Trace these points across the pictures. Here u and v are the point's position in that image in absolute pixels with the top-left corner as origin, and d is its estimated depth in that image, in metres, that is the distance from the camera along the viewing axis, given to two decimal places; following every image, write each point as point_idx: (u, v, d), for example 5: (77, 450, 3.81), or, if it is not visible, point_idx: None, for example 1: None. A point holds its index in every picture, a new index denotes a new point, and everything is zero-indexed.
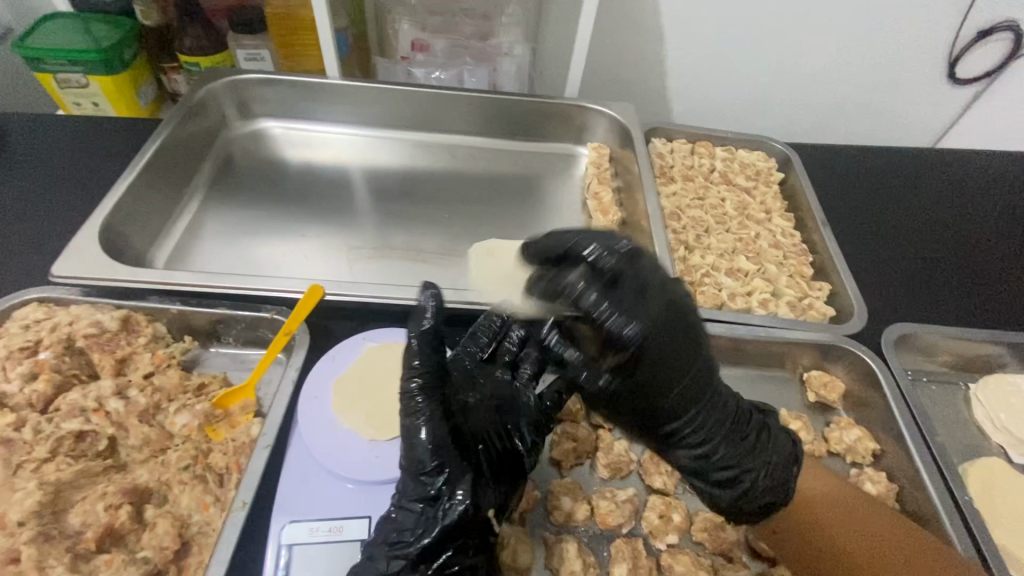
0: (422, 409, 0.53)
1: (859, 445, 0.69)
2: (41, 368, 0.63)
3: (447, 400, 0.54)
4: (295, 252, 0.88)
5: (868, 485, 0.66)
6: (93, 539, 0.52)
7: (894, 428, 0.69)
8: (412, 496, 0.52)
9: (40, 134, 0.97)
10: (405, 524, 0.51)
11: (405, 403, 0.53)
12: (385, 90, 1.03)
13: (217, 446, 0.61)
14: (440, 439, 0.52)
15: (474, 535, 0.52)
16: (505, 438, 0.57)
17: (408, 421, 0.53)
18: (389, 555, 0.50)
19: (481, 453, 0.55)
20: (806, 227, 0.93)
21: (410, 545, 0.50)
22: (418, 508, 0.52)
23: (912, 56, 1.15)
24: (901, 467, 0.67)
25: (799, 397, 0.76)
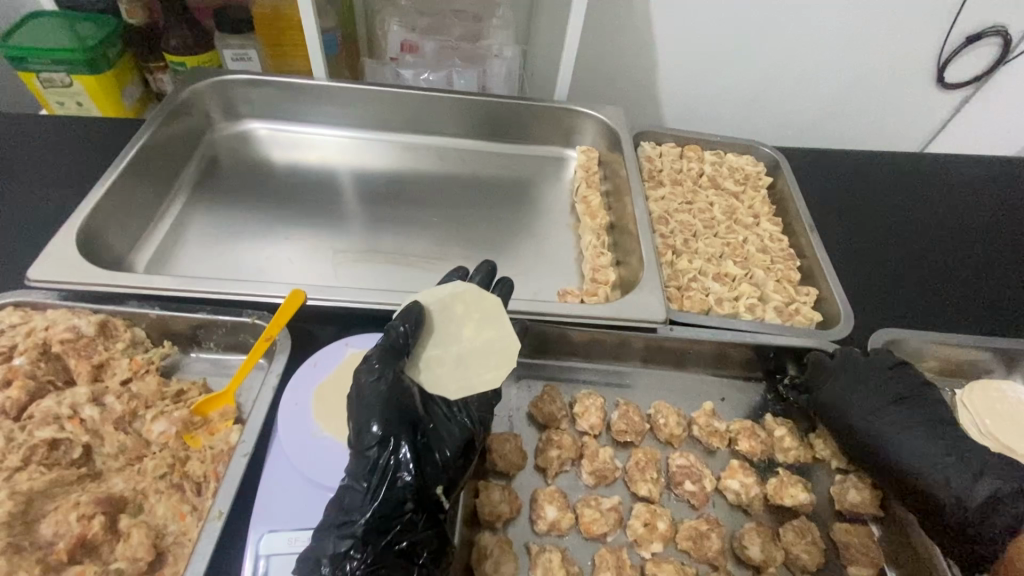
0: (375, 391, 0.53)
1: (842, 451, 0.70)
2: (15, 375, 0.62)
3: (400, 382, 0.55)
4: (280, 254, 0.87)
5: (852, 491, 0.66)
6: (64, 551, 0.51)
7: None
8: (361, 473, 0.51)
9: (21, 133, 0.96)
10: (353, 502, 0.50)
11: (361, 385, 0.54)
12: (374, 91, 1.02)
13: (195, 453, 0.60)
14: (390, 416, 0.53)
15: (422, 511, 0.52)
16: (449, 420, 0.56)
17: (365, 402, 0.53)
18: (337, 533, 0.49)
19: (431, 432, 0.55)
20: (794, 231, 0.93)
21: (358, 521, 0.49)
22: (366, 486, 0.51)
23: (899, 60, 1.15)
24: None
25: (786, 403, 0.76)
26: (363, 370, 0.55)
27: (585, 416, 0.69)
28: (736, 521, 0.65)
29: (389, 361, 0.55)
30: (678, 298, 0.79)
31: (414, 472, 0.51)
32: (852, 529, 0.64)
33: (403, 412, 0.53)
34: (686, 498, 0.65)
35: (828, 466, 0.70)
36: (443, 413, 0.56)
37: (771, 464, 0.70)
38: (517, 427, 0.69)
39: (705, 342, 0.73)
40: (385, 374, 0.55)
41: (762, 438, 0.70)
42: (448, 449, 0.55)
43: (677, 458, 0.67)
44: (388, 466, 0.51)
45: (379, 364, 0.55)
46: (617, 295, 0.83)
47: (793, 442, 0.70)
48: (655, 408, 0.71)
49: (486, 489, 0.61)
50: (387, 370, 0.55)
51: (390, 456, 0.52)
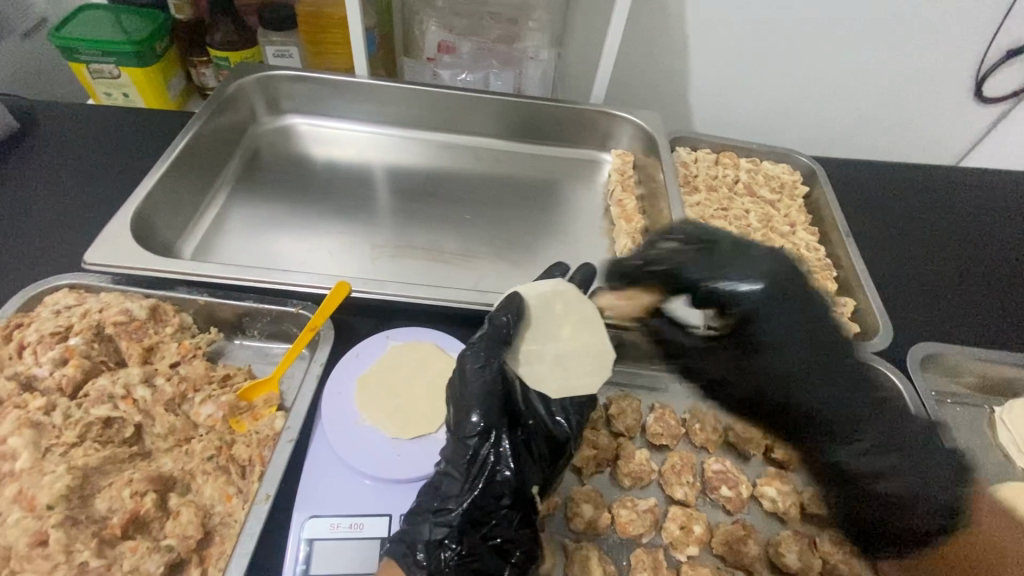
0: (478, 382, 0.58)
1: None
2: (70, 354, 0.63)
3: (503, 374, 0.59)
4: (319, 247, 0.89)
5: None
6: (119, 526, 0.52)
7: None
8: (460, 463, 0.55)
9: (74, 122, 0.99)
10: (450, 490, 0.54)
11: (464, 376, 0.58)
12: (413, 91, 1.04)
13: (241, 437, 0.62)
14: (490, 412, 0.56)
15: (517, 507, 0.55)
16: (547, 418, 0.60)
17: (466, 392, 0.57)
18: (433, 518, 0.53)
19: (528, 431, 0.58)
20: (831, 241, 0.93)
21: (454, 511, 0.53)
22: (465, 476, 0.55)
23: (941, 72, 1.14)
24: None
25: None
26: (468, 358, 0.59)
27: (621, 417, 0.69)
28: (771, 529, 0.65)
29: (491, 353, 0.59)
30: None
31: (513, 470, 0.55)
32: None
33: (503, 408, 0.57)
34: (721, 504, 0.65)
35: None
36: (541, 414, 0.60)
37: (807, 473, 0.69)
38: None
39: None
40: (492, 364, 0.58)
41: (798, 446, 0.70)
42: (542, 451, 0.58)
43: (713, 463, 0.67)
44: (488, 459, 0.55)
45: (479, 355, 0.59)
46: None
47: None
48: (691, 413, 0.71)
49: None
50: (488, 361, 0.59)
51: (488, 450, 0.56)
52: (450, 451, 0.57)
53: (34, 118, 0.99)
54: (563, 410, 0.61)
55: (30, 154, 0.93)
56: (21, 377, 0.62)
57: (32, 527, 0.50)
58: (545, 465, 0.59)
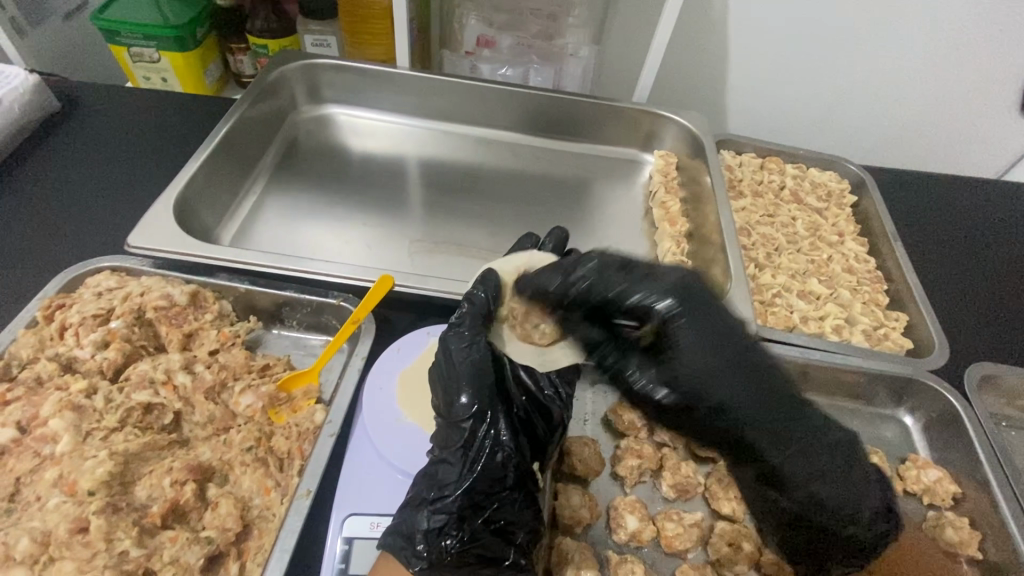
0: (466, 360, 0.56)
1: (940, 487, 0.65)
2: (112, 337, 0.62)
3: (643, 305, 0.52)
4: (356, 239, 0.88)
5: (948, 530, 0.62)
6: (158, 515, 0.51)
7: (980, 472, 0.65)
8: (456, 446, 0.54)
9: (116, 104, 0.99)
10: (449, 475, 0.52)
11: (449, 357, 0.57)
12: (454, 84, 1.02)
13: (280, 429, 0.60)
14: (481, 392, 0.55)
15: (518, 487, 0.54)
16: (535, 391, 0.60)
17: (455, 369, 0.56)
18: (432, 507, 0.50)
19: (522, 406, 0.58)
20: (880, 253, 0.89)
21: (453, 497, 0.51)
22: (461, 459, 0.53)
23: (998, 82, 1.09)
24: (984, 514, 0.63)
25: (869, 431, 0.73)
26: (450, 334, 0.58)
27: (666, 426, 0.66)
28: None
29: (628, 277, 0.53)
30: (762, 313, 0.77)
31: (510, 445, 0.54)
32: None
33: (495, 382, 0.57)
34: None
35: (919, 500, 0.67)
36: (531, 385, 0.60)
37: None
38: (594, 431, 0.67)
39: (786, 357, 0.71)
40: (653, 302, 0.51)
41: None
42: (538, 427, 0.58)
43: None
44: (484, 441, 0.54)
45: (618, 274, 0.53)
46: None
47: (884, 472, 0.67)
48: None
49: (565, 492, 0.59)
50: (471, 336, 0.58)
51: (483, 431, 0.54)
52: (442, 433, 0.55)
53: (77, 99, 0.99)
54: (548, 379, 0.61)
55: (72, 135, 0.93)
56: (63, 358, 0.61)
57: (71, 513, 0.49)
58: (539, 441, 0.58)
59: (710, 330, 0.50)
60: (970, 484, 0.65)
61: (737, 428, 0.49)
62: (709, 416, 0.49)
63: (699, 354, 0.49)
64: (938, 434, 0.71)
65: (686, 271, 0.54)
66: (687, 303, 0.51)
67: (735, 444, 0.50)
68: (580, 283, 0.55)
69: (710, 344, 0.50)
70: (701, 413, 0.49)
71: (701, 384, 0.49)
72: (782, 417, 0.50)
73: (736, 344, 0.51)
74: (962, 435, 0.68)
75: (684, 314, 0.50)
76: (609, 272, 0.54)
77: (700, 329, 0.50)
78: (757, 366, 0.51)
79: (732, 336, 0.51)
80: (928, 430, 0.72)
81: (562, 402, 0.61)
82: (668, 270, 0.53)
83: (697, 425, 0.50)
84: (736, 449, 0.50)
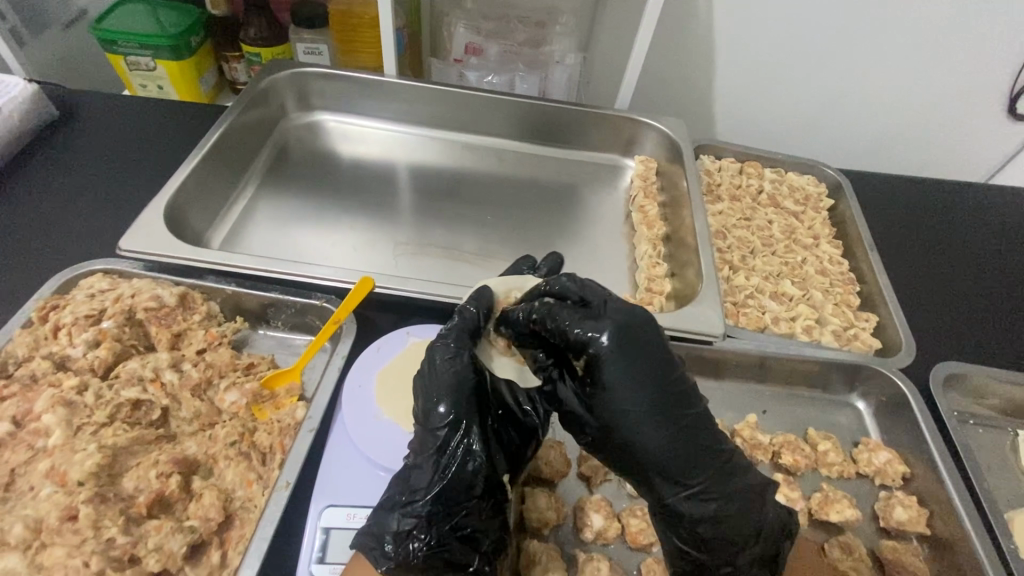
0: (449, 368, 0.53)
1: (892, 471, 0.67)
2: (103, 337, 0.65)
3: (582, 339, 0.50)
4: (342, 242, 0.90)
5: (898, 508, 0.64)
6: (144, 504, 0.54)
7: (926, 450, 0.67)
8: (429, 453, 0.52)
9: (113, 112, 1.02)
10: (419, 481, 0.51)
11: (433, 362, 0.54)
12: (440, 91, 1.05)
13: (263, 425, 0.63)
14: (460, 396, 0.53)
15: (488, 497, 0.52)
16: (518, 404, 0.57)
17: (433, 376, 0.54)
18: (399, 511, 0.50)
19: (500, 417, 0.56)
20: (855, 256, 0.92)
21: (420, 503, 0.50)
22: (432, 468, 0.51)
23: (978, 87, 1.11)
24: (931, 491, 0.65)
25: (827, 418, 0.75)
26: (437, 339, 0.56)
27: None
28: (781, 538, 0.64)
29: (579, 313, 0.51)
30: (734, 314, 0.79)
31: (483, 459, 0.51)
32: (900, 549, 0.62)
33: (473, 392, 0.53)
34: None
35: (871, 481, 0.69)
36: (515, 399, 0.57)
37: (815, 479, 0.69)
38: (560, 434, 0.69)
39: (751, 355, 0.74)
40: (596, 335, 0.49)
41: (806, 451, 0.69)
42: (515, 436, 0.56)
43: None
44: (458, 449, 0.51)
45: (579, 311, 0.51)
46: (671, 306, 0.83)
47: (837, 456, 0.69)
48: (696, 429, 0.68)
49: (532, 495, 0.60)
50: (462, 341, 0.55)
51: (459, 441, 0.52)
52: (418, 441, 0.54)
53: (75, 107, 1.02)
54: (533, 399, 0.58)
55: (69, 142, 0.96)
56: (56, 357, 0.63)
57: (62, 502, 0.52)
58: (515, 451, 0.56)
59: (640, 366, 0.49)
60: (918, 462, 0.68)
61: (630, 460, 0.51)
62: (618, 443, 0.51)
63: (620, 388, 0.49)
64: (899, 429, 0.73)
65: (648, 313, 0.52)
66: (620, 344, 0.49)
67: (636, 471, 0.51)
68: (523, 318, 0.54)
69: (634, 380, 0.49)
70: (600, 433, 0.51)
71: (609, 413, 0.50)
72: (688, 460, 0.50)
73: (663, 377, 0.50)
74: (910, 417, 0.70)
75: (611, 345, 0.49)
76: (565, 306, 0.52)
77: (627, 370, 0.49)
78: (682, 415, 0.50)
79: (665, 374, 0.50)
80: (880, 415, 0.74)
81: (543, 419, 0.58)
82: (619, 304, 0.51)
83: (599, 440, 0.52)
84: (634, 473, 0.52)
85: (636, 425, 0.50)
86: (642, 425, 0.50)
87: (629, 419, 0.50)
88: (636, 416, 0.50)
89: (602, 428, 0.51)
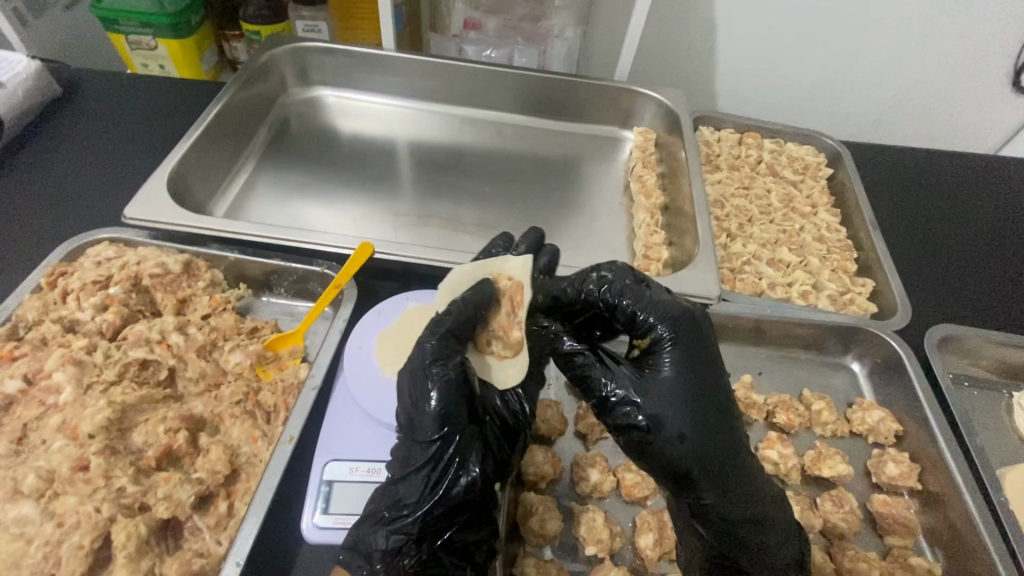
0: (446, 382, 0.51)
1: (885, 429, 0.68)
2: (111, 301, 0.67)
3: (643, 320, 0.54)
4: (342, 214, 0.91)
5: (890, 465, 0.65)
6: (153, 457, 0.55)
7: (919, 409, 0.68)
8: (418, 469, 0.51)
9: (115, 90, 1.03)
10: (408, 496, 0.50)
11: (427, 372, 0.51)
12: (438, 64, 1.05)
13: (267, 385, 0.65)
14: (456, 410, 0.51)
15: (480, 509, 0.52)
16: (504, 406, 0.57)
17: (414, 388, 0.52)
18: (386, 526, 0.49)
19: (489, 424, 0.55)
20: (853, 224, 0.92)
21: (411, 519, 0.49)
22: (421, 484, 0.50)
23: (984, 58, 1.10)
24: (923, 447, 0.66)
25: (822, 379, 0.76)
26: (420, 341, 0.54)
27: None
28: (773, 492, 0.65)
29: (644, 296, 0.55)
30: (730, 280, 0.80)
31: (480, 474, 0.51)
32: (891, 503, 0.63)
33: (462, 406, 0.51)
34: None
35: (865, 440, 0.70)
36: (498, 403, 0.56)
37: (808, 437, 0.70)
38: (558, 395, 0.70)
39: (747, 317, 0.74)
40: (654, 321, 0.54)
41: (799, 410, 0.70)
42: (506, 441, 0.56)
43: None
44: (452, 465, 0.51)
45: (643, 293, 0.55)
46: (668, 273, 0.84)
47: (830, 415, 0.70)
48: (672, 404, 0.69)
49: (530, 451, 0.62)
50: (444, 350, 0.52)
51: (453, 457, 0.51)
52: (402, 454, 0.52)
53: (78, 84, 1.03)
54: (520, 397, 0.58)
55: (73, 118, 0.97)
56: (66, 321, 0.65)
57: (74, 454, 0.54)
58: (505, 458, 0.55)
59: (695, 359, 0.53)
60: (912, 421, 0.69)
61: (678, 451, 0.50)
62: (665, 435, 0.50)
63: (677, 376, 0.52)
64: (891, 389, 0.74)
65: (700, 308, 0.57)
66: (695, 339, 0.54)
67: (683, 468, 0.50)
68: (593, 293, 0.57)
69: (688, 372, 0.52)
70: (650, 420, 0.50)
71: (667, 399, 0.51)
72: (726, 454, 0.51)
73: (711, 378, 0.53)
74: (904, 377, 0.71)
75: (683, 339, 0.53)
76: (634, 288, 0.55)
77: (685, 361, 0.53)
78: (720, 406, 0.52)
79: (716, 375, 0.53)
80: (874, 376, 0.75)
81: (525, 420, 0.58)
82: (673, 298, 0.56)
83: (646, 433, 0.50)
84: (680, 468, 0.50)
85: (677, 414, 0.51)
86: (685, 413, 0.51)
87: (682, 410, 0.51)
88: (689, 407, 0.51)
89: (648, 421, 0.50)
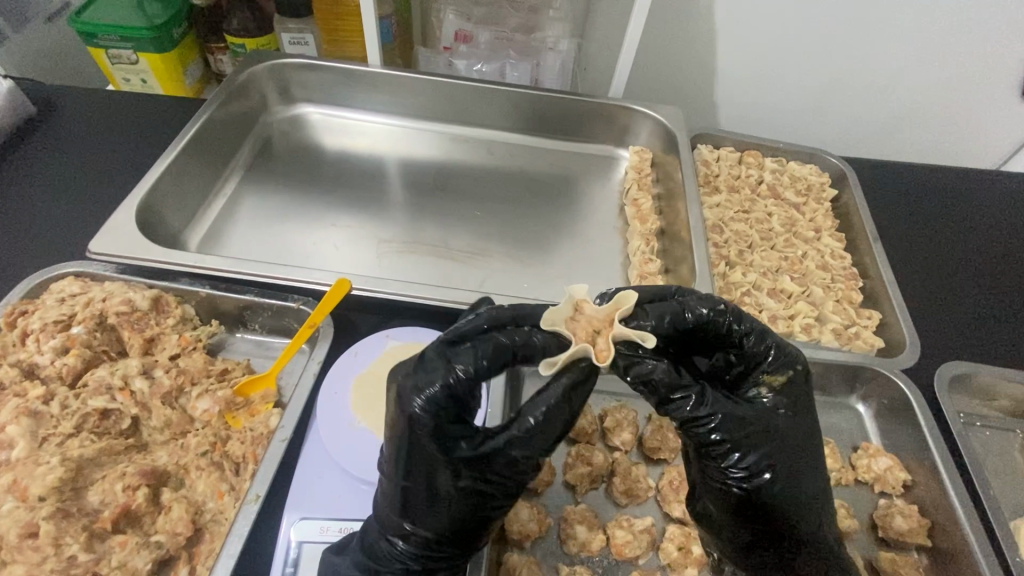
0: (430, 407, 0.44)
1: (892, 476, 0.65)
2: (71, 343, 0.63)
3: (758, 355, 0.50)
4: (324, 240, 0.87)
5: (898, 518, 0.61)
6: (109, 519, 0.52)
7: (929, 458, 0.64)
8: (413, 494, 0.47)
9: (91, 108, 0.99)
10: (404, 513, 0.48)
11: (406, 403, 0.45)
12: (426, 81, 1.01)
13: (236, 434, 0.61)
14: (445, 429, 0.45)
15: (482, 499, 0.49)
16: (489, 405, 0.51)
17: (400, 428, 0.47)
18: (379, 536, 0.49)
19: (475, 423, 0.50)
20: (858, 248, 0.88)
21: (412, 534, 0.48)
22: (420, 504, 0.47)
23: (993, 70, 1.05)
24: (933, 499, 0.62)
25: (826, 419, 0.72)
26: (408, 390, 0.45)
27: (617, 430, 0.65)
28: None
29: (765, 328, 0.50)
30: None
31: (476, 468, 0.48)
32: (899, 560, 0.59)
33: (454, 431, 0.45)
34: None
35: (871, 489, 0.66)
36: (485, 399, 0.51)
37: None
38: None
39: None
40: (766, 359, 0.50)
41: None
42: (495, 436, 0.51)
43: None
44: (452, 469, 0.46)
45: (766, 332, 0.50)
46: None
47: (835, 463, 0.66)
48: (657, 463, 0.66)
49: (514, 506, 0.57)
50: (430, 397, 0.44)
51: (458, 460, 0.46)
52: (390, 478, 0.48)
53: (53, 102, 0.99)
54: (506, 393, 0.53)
55: (47, 139, 0.94)
56: (24, 365, 0.62)
57: (23, 518, 0.50)
58: None
59: (803, 423, 0.50)
60: (921, 469, 0.65)
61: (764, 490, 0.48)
62: (760, 476, 0.48)
63: (790, 430, 0.49)
64: (893, 429, 0.70)
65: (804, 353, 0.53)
66: (803, 396, 0.51)
67: (766, 508, 0.49)
68: (722, 320, 0.49)
69: (797, 414, 0.50)
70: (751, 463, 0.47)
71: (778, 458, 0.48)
72: (808, 506, 0.50)
73: (813, 442, 0.51)
74: (912, 421, 0.67)
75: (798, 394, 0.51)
76: (751, 325, 0.49)
77: (790, 410, 0.50)
78: (813, 458, 0.51)
79: (814, 433, 0.51)
80: (880, 417, 0.71)
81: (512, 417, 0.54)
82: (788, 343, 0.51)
83: (750, 489, 0.48)
84: (769, 521, 0.49)
85: (778, 458, 0.48)
86: (787, 462, 0.49)
87: (784, 457, 0.49)
88: (792, 453, 0.49)
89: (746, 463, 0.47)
